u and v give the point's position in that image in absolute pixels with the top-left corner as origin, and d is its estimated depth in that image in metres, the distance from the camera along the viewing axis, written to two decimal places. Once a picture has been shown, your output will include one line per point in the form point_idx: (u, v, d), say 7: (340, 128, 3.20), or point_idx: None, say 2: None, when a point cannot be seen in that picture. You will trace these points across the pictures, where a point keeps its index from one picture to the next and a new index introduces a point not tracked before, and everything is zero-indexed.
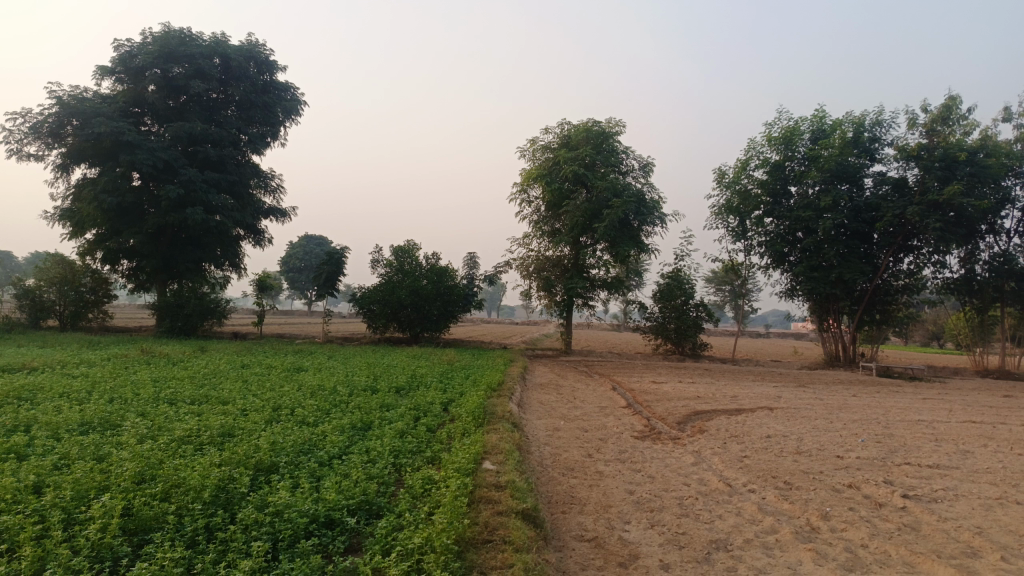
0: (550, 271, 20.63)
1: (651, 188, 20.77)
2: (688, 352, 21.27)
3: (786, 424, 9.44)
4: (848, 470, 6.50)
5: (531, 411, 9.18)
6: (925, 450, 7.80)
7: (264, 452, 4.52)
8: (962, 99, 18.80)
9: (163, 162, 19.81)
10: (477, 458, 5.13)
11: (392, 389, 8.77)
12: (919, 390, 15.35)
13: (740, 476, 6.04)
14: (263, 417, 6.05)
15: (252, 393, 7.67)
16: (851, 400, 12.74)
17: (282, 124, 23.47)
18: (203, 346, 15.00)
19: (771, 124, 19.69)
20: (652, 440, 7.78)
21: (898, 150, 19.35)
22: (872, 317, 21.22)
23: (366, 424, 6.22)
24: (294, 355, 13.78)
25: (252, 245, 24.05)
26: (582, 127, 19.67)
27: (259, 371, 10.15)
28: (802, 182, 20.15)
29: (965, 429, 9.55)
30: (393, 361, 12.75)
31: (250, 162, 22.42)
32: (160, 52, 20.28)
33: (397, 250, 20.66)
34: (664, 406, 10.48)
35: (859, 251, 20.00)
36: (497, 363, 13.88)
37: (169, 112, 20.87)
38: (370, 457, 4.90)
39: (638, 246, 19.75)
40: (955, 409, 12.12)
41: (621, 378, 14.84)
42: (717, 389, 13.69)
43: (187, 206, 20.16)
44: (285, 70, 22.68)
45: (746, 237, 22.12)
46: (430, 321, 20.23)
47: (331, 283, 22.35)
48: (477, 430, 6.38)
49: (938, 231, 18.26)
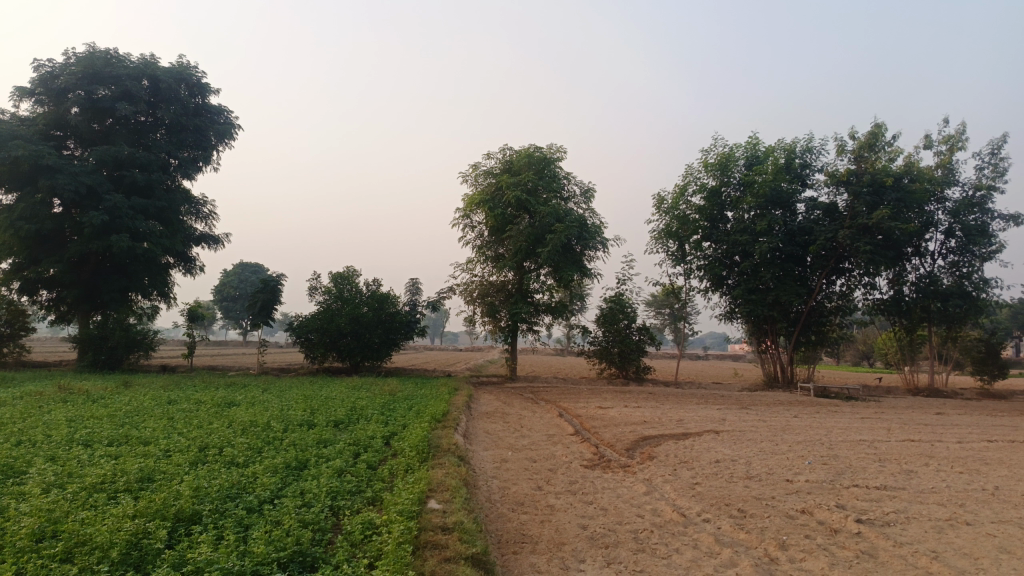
0: (494, 297, 20.43)
1: (592, 213, 20.88)
2: (632, 375, 21.29)
3: (734, 447, 9.40)
4: (799, 495, 6.43)
5: (477, 441, 8.88)
6: (871, 471, 7.84)
7: (186, 499, 4.11)
8: (886, 128, 19.61)
9: (87, 187, 18.86)
10: (422, 497, 4.82)
11: (331, 423, 8.35)
12: (857, 409, 15.67)
13: (693, 505, 5.89)
14: (188, 459, 5.60)
15: (178, 432, 7.15)
16: (793, 421, 12.87)
17: (215, 148, 22.75)
18: (128, 380, 14.16)
19: (708, 151, 20.12)
20: (602, 468, 7.59)
21: (828, 175, 20.01)
22: (807, 338, 21.70)
23: (302, 462, 5.84)
24: (227, 388, 13.11)
25: (183, 273, 23.10)
26: (524, 153, 19.67)
27: (187, 407, 9.55)
28: (738, 206, 20.59)
29: (905, 448, 9.70)
30: (332, 392, 12.25)
31: (181, 187, 21.61)
32: (84, 73, 19.41)
33: (336, 277, 20.14)
34: (612, 433, 10.33)
35: (794, 274, 20.49)
36: (441, 392, 13.51)
37: (93, 135, 19.95)
38: (305, 500, 4.54)
39: (581, 270, 19.77)
40: (892, 427, 12.37)
41: (567, 404, 14.66)
42: (663, 413, 13.65)
43: (112, 233, 19.21)
44: (218, 93, 22.07)
45: (685, 261, 22.43)
46: (372, 350, 19.70)
47: (267, 312, 21.60)
48: (421, 465, 6.06)
49: (868, 254, 18.88)
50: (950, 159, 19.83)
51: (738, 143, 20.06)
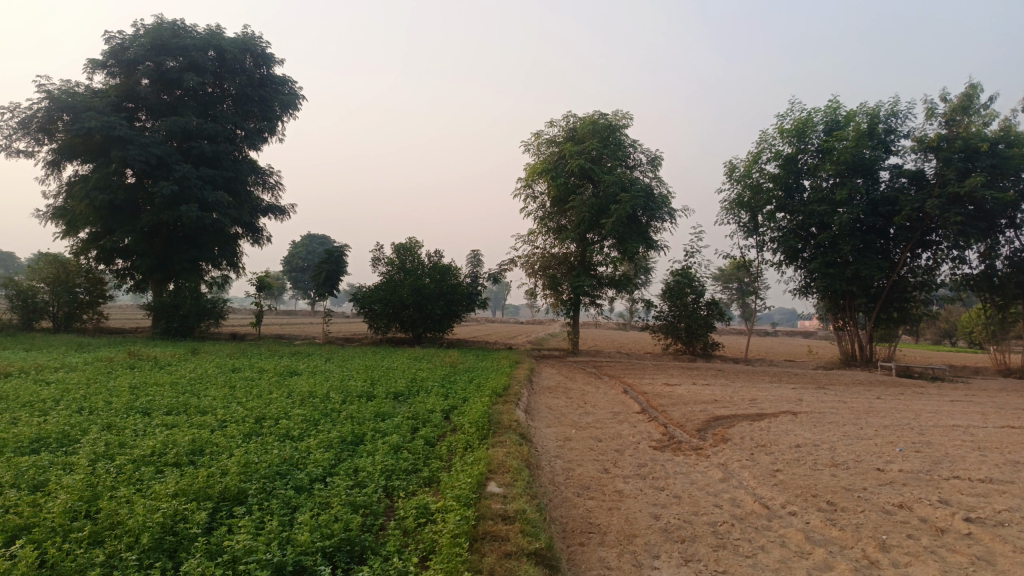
0: (556, 269, 19.99)
1: (660, 183, 20.07)
2: (699, 351, 20.57)
3: (813, 430, 8.78)
4: (893, 486, 5.84)
5: (539, 418, 8.53)
6: (971, 461, 7.12)
7: (232, 477, 3.88)
8: (982, 89, 18.05)
9: (157, 157, 19.21)
10: (481, 480, 4.48)
11: (390, 396, 8.13)
12: (944, 391, 14.65)
13: (776, 495, 5.38)
14: (243, 431, 5.43)
15: (236, 402, 7.04)
16: (876, 403, 12.06)
17: (280, 119, 22.87)
18: (196, 348, 14.39)
19: (783, 116, 19.03)
20: (672, 451, 7.13)
21: (915, 142, 18.63)
22: (889, 316, 20.46)
23: (358, 437, 5.60)
24: (289, 357, 13.14)
25: (250, 243, 23.46)
26: (589, 120, 18.98)
27: (249, 376, 9.54)
28: (816, 174, 19.46)
29: (1006, 436, 8.87)
30: (392, 363, 12.12)
31: (248, 158, 21.86)
32: (152, 44, 19.68)
33: (398, 248, 20.06)
34: (681, 412, 9.81)
35: (875, 246, 19.29)
36: (502, 365, 13.23)
37: (162, 106, 20.27)
38: (358, 480, 4.27)
39: (647, 243, 19.09)
40: (987, 412, 11.43)
41: (631, 380, 14.17)
42: (734, 391, 13.00)
43: (182, 203, 19.55)
44: (282, 63, 22.11)
45: (758, 233, 21.42)
46: (433, 321, 19.59)
47: (331, 282, 21.75)
48: (481, 443, 5.73)
49: (959, 225, 17.56)
50: None
51: (816, 107, 18.88)
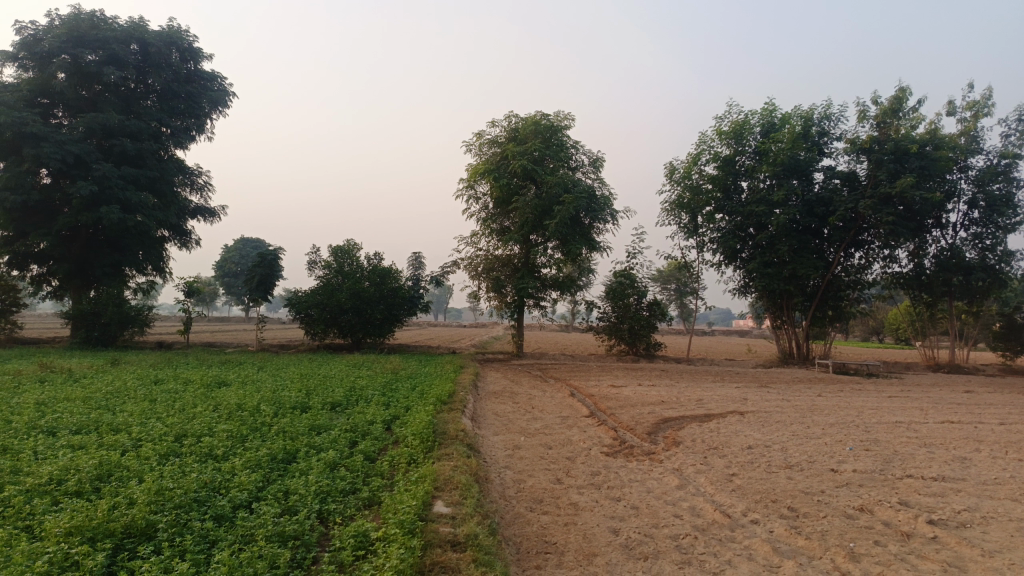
0: (500, 271, 19.68)
1: (602, 184, 20.00)
2: (642, 352, 20.56)
3: (763, 430, 8.68)
4: (850, 488, 5.72)
5: (486, 425, 8.16)
6: (921, 459, 7.09)
7: (139, 508, 3.40)
8: (911, 92, 18.62)
9: (74, 156, 18.04)
10: (427, 501, 4.09)
11: (327, 407, 7.63)
12: (881, 387, 14.94)
13: (736, 502, 5.16)
14: (159, 451, 4.89)
15: (156, 418, 6.44)
16: (819, 401, 12.14)
17: (209, 116, 21.88)
18: (117, 358, 13.46)
19: (722, 118, 19.20)
20: (625, 456, 6.87)
21: (848, 143, 19.07)
22: (824, 313, 20.84)
23: (291, 454, 5.13)
24: (219, 366, 12.39)
25: (178, 247, 22.35)
26: (531, 121, 18.75)
27: (173, 387, 8.87)
28: (754, 176, 19.71)
29: (948, 432, 8.95)
30: (330, 371, 11.56)
31: (174, 158, 20.81)
32: (69, 36, 18.50)
33: (335, 251, 19.39)
34: (630, 414, 9.60)
35: (811, 246, 19.66)
36: (446, 370, 12.82)
37: (80, 102, 19.08)
38: (288, 506, 3.83)
39: (590, 244, 18.98)
40: (925, 407, 11.62)
41: (578, 382, 13.94)
42: (680, 392, 12.90)
43: (102, 205, 18.40)
44: (211, 59, 21.14)
45: (698, 234, 21.57)
46: (373, 325, 19.00)
47: (265, 287, 20.89)
48: (425, 457, 5.34)
49: (891, 225, 18.02)
50: (975, 126, 18.89)
51: (753, 109, 19.14)
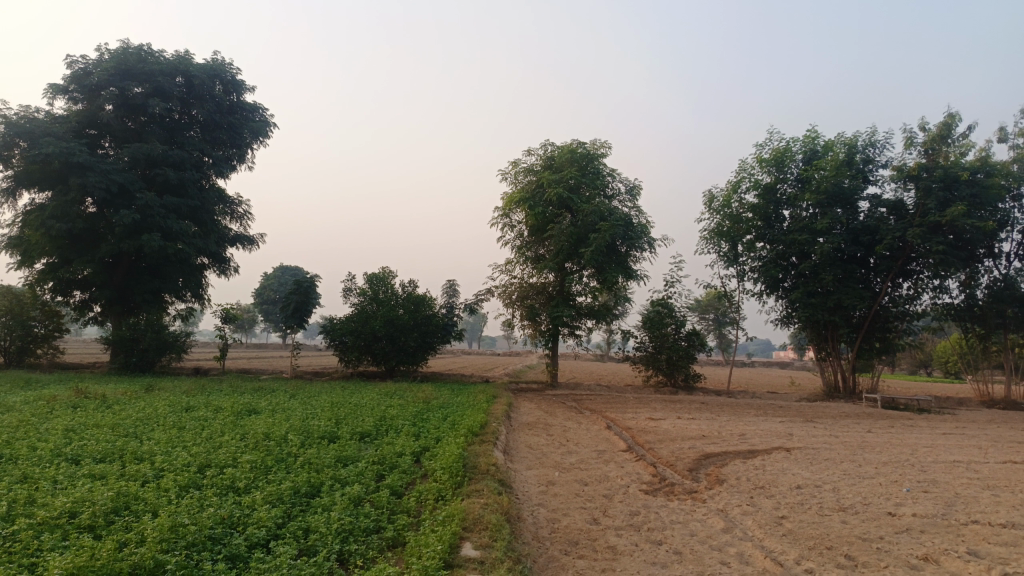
0: (534, 299, 19.45)
1: (638, 212, 19.72)
2: (681, 384, 20.03)
3: (812, 469, 8.22)
4: (912, 535, 5.29)
5: (519, 459, 7.87)
6: (985, 502, 6.58)
7: (147, 548, 3.21)
8: (960, 119, 18.08)
9: (118, 185, 18.42)
10: (454, 543, 3.83)
11: (356, 437, 7.42)
12: (934, 423, 14.23)
13: (787, 548, 4.79)
14: (179, 483, 4.72)
15: (181, 446, 6.30)
16: (868, 437, 11.55)
17: (250, 146, 22.28)
18: (152, 384, 13.50)
19: (762, 146, 18.85)
20: (665, 495, 6.52)
21: (894, 171, 18.55)
22: (871, 346, 20.11)
23: (315, 488, 4.92)
24: (251, 394, 12.31)
25: (217, 274, 22.60)
26: (567, 149, 18.62)
27: (203, 415, 8.76)
28: (796, 204, 19.24)
29: (1012, 473, 8.36)
30: (362, 400, 11.39)
31: (216, 187, 21.16)
32: (116, 69, 19.03)
33: (370, 278, 19.39)
34: (669, 449, 9.20)
35: (856, 275, 19.03)
36: (479, 400, 12.54)
37: (126, 133, 19.60)
38: (307, 546, 3.61)
39: (626, 272, 18.65)
40: (983, 446, 10.96)
41: (614, 414, 13.54)
42: (721, 426, 12.42)
43: (144, 232, 18.70)
44: (253, 91, 21.56)
45: (738, 262, 21.08)
46: (407, 354, 18.86)
47: (300, 314, 20.96)
48: (454, 494, 5.08)
49: (941, 254, 17.36)
50: None
51: (795, 136, 18.75)
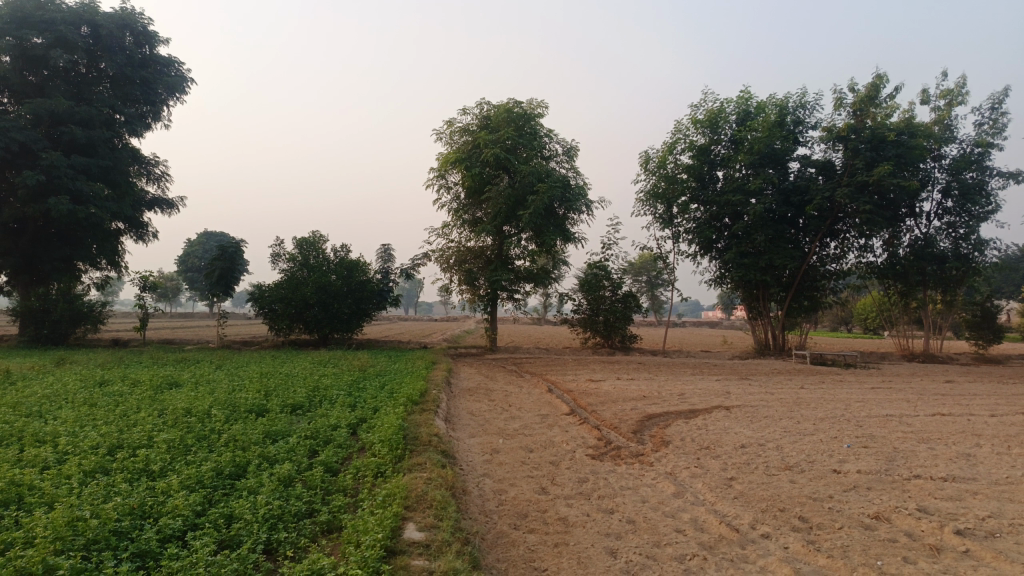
0: (472, 262, 19.06)
1: (576, 173, 19.47)
2: (618, 345, 20.13)
3: (753, 427, 8.24)
4: (860, 493, 5.26)
5: (461, 426, 7.58)
6: (924, 456, 6.68)
7: (35, 550, 2.77)
8: (887, 80, 18.36)
9: (20, 144, 16.94)
10: (396, 524, 3.51)
11: (287, 410, 6.98)
12: (861, 378, 14.71)
13: (742, 512, 4.66)
14: (84, 468, 4.22)
15: (90, 426, 5.73)
16: (803, 393, 11.78)
17: (165, 103, 20.87)
18: (64, 357, 12.62)
19: (697, 106, 18.78)
20: (612, 459, 6.36)
21: (824, 132, 18.79)
22: (800, 304, 20.60)
23: (240, 468, 4.50)
24: (174, 365, 11.62)
25: (134, 240, 21.37)
26: (503, 108, 18.10)
27: (118, 390, 8.14)
28: (730, 165, 19.34)
29: (942, 425, 8.59)
30: (293, 369, 10.89)
31: (129, 147, 19.78)
32: (12, 17, 17.37)
33: (300, 242, 18.57)
34: (612, 411, 9.09)
35: (787, 235, 19.37)
36: (417, 366, 12.23)
37: (26, 87, 17.97)
38: (229, 536, 3.23)
39: (564, 235, 18.46)
40: (910, 398, 11.32)
41: (554, 377, 13.44)
42: (660, 386, 12.48)
43: (51, 195, 17.31)
44: (168, 43, 20.07)
45: (673, 224, 21.16)
46: (341, 321, 18.28)
47: (226, 281, 20.00)
48: (395, 469, 4.74)
49: (868, 214, 17.79)
50: (949, 114, 18.74)
51: (729, 97, 18.75)
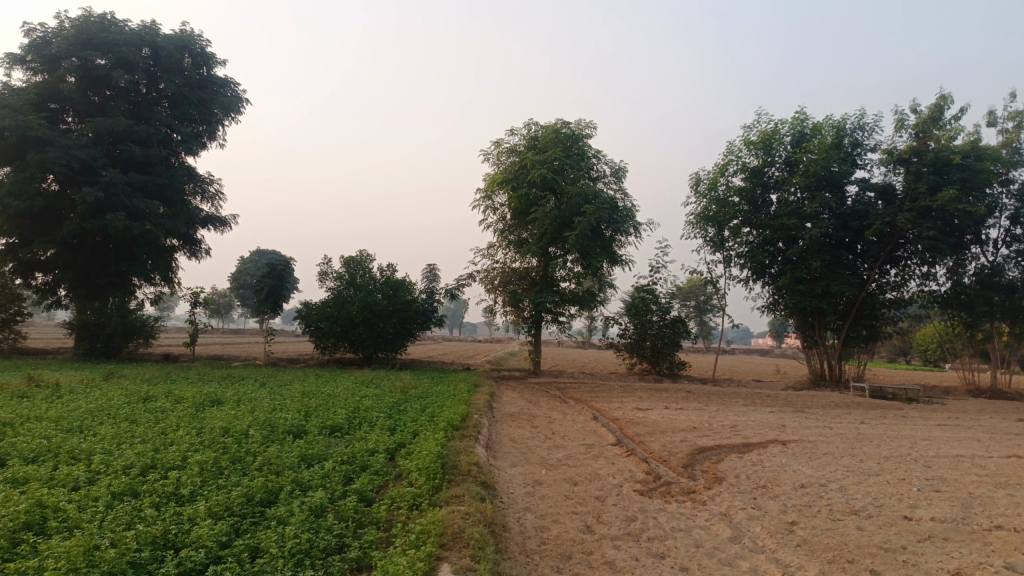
0: (517, 284, 18.86)
1: (624, 195, 19.17)
2: (665, 372, 19.59)
3: (812, 464, 7.76)
4: (937, 544, 4.80)
5: (502, 454, 7.31)
6: (1003, 504, 6.13)
7: None
8: (951, 101, 17.64)
9: (81, 162, 17.47)
10: (428, 564, 3.26)
11: (325, 432, 6.82)
12: (924, 414, 13.92)
13: (806, 563, 4.27)
14: (112, 490, 4.08)
15: (126, 443, 5.63)
16: (864, 429, 11.15)
17: (221, 123, 21.39)
18: (113, 371, 12.79)
19: (750, 128, 18.34)
20: (662, 496, 6.00)
21: (884, 155, 18.12)
22: (858, 334, 19.76)
23: (272, 495, 4.31)
24: (218, 382, 11.64)
25: (187, 257, 21.82)
26: (551, 129, 17.95)
27: (160, 406, 8.12)
28: (784, 188, 18.78)
29: (1020, 468, 7.95)
30: (334, 389, 10.78)
31: (185, 165, 20.28)
32: (78, 39, 18.03)
33: (347, 261, 18.65)
34: (660, 443, 8.69)
35: (844, 262, 18.66)
36: (459, 389, 12.01)
37: (90, 107, 18.59)
38: (252, 572, 3.03)
39: (611, 258, 18.12)
40: (981, 437, 10.60)
41: (599, 404, 13.06)
42: (710, 416, 11.98)
43: (109, 211, 17.77)
44: (224, 64, 20.64)
45: (724, 248, 20.61)
46: (385, 340, 18.23)
47: (273, 299, 20.21)
48: (432, 501, 4.49)
49: (931, 240, 17.00)
50: (1018, 138, 17.86)
51: (783, 118, 18.26)
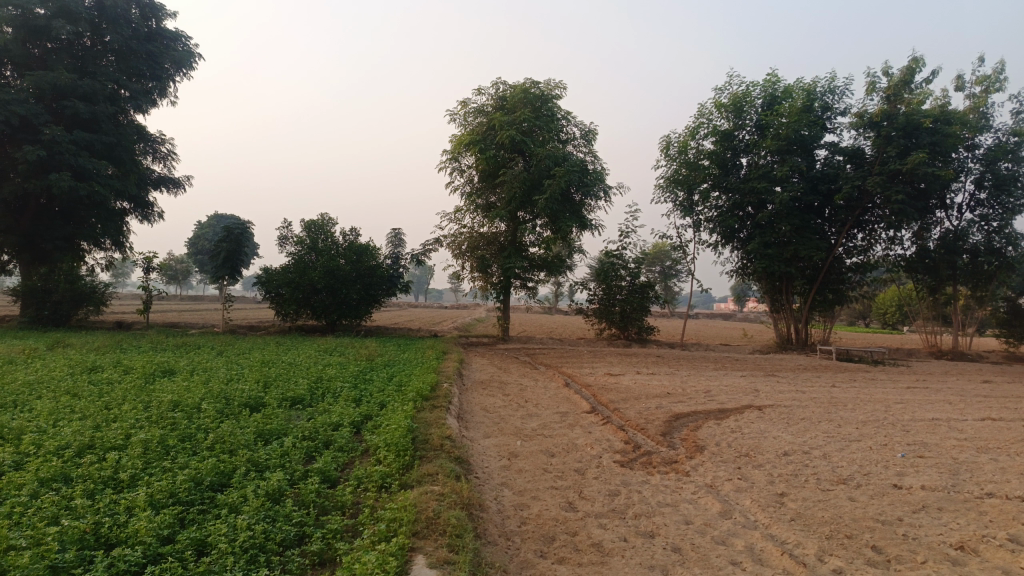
0: (484, 249, 18.42)
1: (594, 157, 18.73)
2: (634, 337, 19.43)
3: (792, 431, 7.57)
4: (934, 515, 4.59)
5: (474, 425, 6.96)
6: (989, 470, 5.99)
7: None
8: (923, 64, 17.45)
9: (20, 118, 16.35)
10: (400, 559, 2.89)
11: (285, 404, 6.38)
12: (893, 376, 13.96)
13: (804, 539, 4.01)
14: (39, 475, 3.60)
15: (62, 421, 5.10)
16: (837, 393, 11.07)
17: (172, 79, 20.28)
18: (59, 340, 12.06)
19: (722, 89, 17.96)
20: (643, 466, 5.72)
21: (855, 117, 17.94)
22: (824, 298, 19.79)
23: (224, 478, 3.88)
24: (172, 351, 11.04)
25: (139, 220, 20.85)
26: (520, 88, 17.32)
27: (107, 377, 7.56)
28: (755, 151, 18.52)
29: (997, 432, 7.87)
30: (296, 357, 10.29)
31: (134, 124, 19.20)
32: None
33: (308, 225, 17.96)
34: (636, 410, 8.42)
35: (813, 226, 18.57)
36: (427, 357, 11.61)
37: (29, 60, 17.38)
38: (197, 573, 2.62)
39: (581, 222, 17.74)
40: (954, 401, 10.57)
41: (570, 370, 12.78)
42: (683, 381, 11.81)
43: (52, 171, 16.73)
44: (174, 17, 19.47)
45: (694, 212, 20.37)
46: (349, 306, 17.68)
47: (231, 264, 19.42)
48: (402, 482, 4.12)
49: (900, 204, 16.94)
50: (986, 102, 17.82)
51: (755, 80, 17.92)
